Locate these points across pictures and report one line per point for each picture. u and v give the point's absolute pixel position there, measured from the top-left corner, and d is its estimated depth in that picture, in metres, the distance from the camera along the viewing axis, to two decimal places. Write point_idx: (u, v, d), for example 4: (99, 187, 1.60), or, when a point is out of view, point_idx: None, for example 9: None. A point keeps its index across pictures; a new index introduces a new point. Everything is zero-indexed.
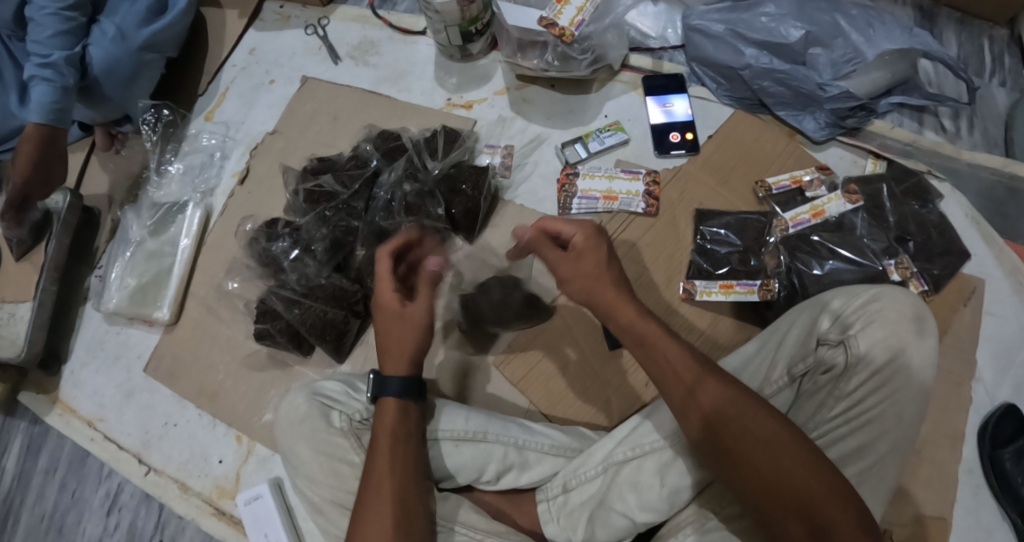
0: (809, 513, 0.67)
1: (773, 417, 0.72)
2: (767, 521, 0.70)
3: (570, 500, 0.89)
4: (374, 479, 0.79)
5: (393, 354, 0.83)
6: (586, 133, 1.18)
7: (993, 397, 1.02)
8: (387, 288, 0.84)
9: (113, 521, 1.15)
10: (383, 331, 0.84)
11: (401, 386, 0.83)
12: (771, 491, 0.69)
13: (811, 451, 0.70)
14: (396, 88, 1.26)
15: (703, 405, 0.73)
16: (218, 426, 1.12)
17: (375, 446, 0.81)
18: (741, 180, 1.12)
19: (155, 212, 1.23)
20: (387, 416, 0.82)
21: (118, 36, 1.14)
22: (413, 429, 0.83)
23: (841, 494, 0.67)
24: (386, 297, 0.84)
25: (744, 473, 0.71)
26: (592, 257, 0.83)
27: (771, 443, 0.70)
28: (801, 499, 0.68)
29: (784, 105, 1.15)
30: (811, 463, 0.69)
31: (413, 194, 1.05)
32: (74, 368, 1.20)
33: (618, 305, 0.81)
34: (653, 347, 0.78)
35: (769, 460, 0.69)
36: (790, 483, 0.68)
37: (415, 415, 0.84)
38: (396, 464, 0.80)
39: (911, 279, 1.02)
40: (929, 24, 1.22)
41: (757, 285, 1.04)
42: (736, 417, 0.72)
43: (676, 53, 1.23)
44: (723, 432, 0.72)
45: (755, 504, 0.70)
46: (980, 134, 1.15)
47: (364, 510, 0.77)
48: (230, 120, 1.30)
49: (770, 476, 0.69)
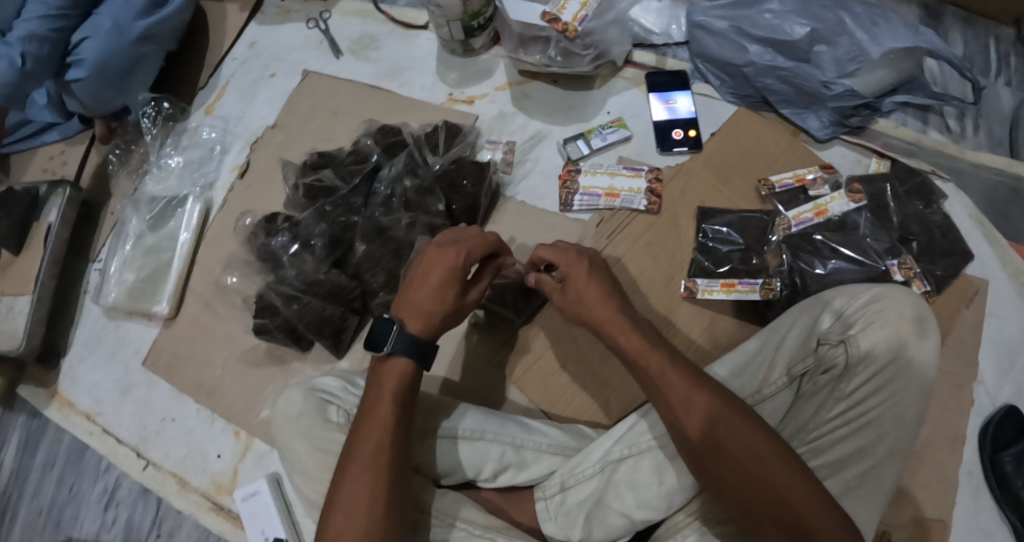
0: (791, 525, 0.67)
1: (757, 428, 0.71)
2: (752, 530, 0.70)
3: (567, 499, 0.88)
4: (365, 443, 0.75)
5: (415, 308, 0.80)
6: (588, 130, 1.17)
7: (994, 398, 1.02)
8: (454, 259, 0.80)
9: (111, 516, 1.14)
10: (424, 286, 0.81)
11: (410, 348, 0.79)
12: (752, 501, 0.69)
13: (791, 462, 0.70)
14: (397, 83, 1.25)
15: (689, 417, 0.73)
16: (216, 422, 1.11)
17: (370, 409, 0.78)
18: (744, 178, 1.11)
19: (154, 206, 1.22)
20: (389, 379, 0.79)
21: (114, 27, 1.14)
22: (413, 398, 0.79)
23: (823, 503, 0.67)
24: (446, 266, 0.80)
25: (727, 483, 0.70)
26: (581, 279, 0.83)
27: (752, 455, 0.70)
28: (782, 509, 0.68)
29: (788, 103, 1.14)
30: (792, 475, 0.69)
31: (413, 190, 1.04)
32: (73, 363, 1.19)
33: (611, 323, 0.81)
34: (639, 362, 0.78)
35: (750, 473, 0.69)
36: (771, 491, 0.68)
37: (417, 384, 0.80)
38: (391, 433, 0.76)
39: (914, 279, 1.02)
40: (935, 23, 1.22)
41: (758, 284, 1.04)
42: (722, 431, 0.71)
43: (680, 49, 1.22)
44: (707, 443, 0.72)
45: (749, 513, 0.69)
46: (984, 134, 1.15)
47: (348, 474, 0.74)
48: (229, 114, 1.29)
49: (755, 486, 0.69)
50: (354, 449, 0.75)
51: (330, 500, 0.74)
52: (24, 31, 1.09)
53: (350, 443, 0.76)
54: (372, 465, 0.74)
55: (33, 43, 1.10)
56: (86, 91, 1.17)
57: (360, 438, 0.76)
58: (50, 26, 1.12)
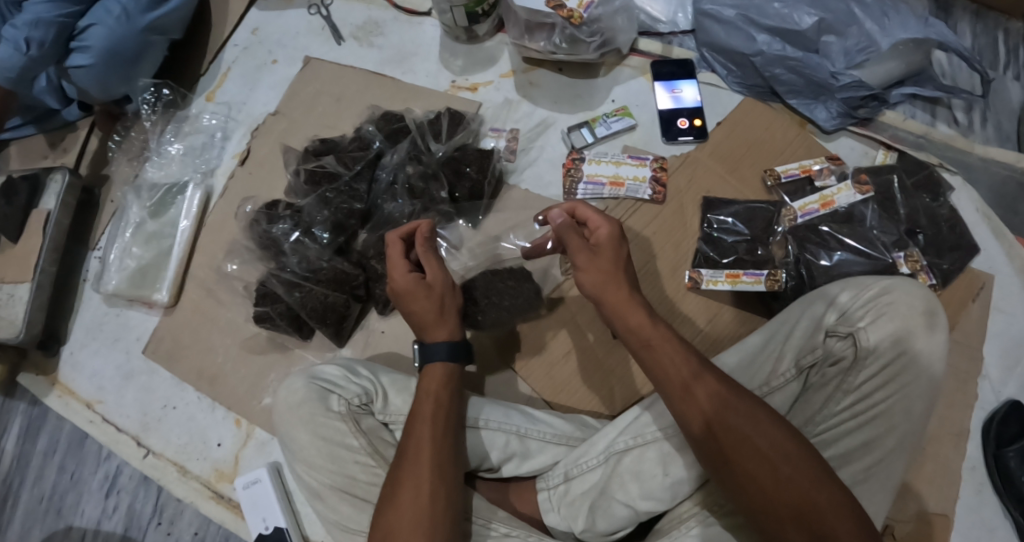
0: (808, 522, 0.67)
1: (774, 425, 0.71)
2: (765, 528, 0.69)
3: (571, 489, 0.88)
4: (416, 439, 0.78)
5: (432, 324, 0.85)
6: (592, 118, 1.16)
7: (999, 394, 1.01)
8: (402, 272, 0.85)
9: (112, 503, 1.14)
10: (417, 310, 0.85)
11: (449, 350, 0.84)
12: (769, 500, 0.68)
13: (812, 459, 0.69)
14: (401, 70, 1.24)
15: (704, 409, 0.72)
16: (217, 410, 1.11)
17: (416, 410, 0.81)
18: (751, 168, 1.11)
19: (155, 193, 1.20)
20: (430, 383, 0.83)
21: (123, 15, 1.13)
22: (455, 400, 0.83)
23: (841, 501, 0.67)
24: (405, 281, 0.85)
25: (741, 479, 0.70)
26: (603, 260, 0.82)
27: (770, 451, 0.69)
28: (801, 506, 0.67)
29: (795, 93, 1.13)
30: (814, 474, 0.68)
31: (418, 176, 1.07)
32: (74, 349, 1.18)
33: (625, 309, 0.80)
34: (656, 350, 0.77)
35: (767, 469, 0.69)
36: (792, 487, 0.68)
37: (458, 387, 0.84)
38: (440, 429, 0.79)
39: (920, 272, 1.01)
40: (944, 15, 1.20)
41: (764, 275, 1.02)
42: (737, 426, 0.70)
43: (686, 38, 1.21)
44: (723, 438, 0.71)
45: (756, 512, 0.69)
46: (993, 128, 1.13)
47: (404, 472, 0.76)
48: (231, 100, 1.28)
49: (773, 483, 0.68)
50: (409, 449, 0.78)
51: (387, 497, 0.76)
52: (31, 15, 1.08)
53: (405, 442, 0.79)
54: (422, 461, 0.77)
55: (39, 27, 1.09)
56: (89, 79, 1.15)
57: (413, 437, 0.79)
58: (58, 11, 1.10)
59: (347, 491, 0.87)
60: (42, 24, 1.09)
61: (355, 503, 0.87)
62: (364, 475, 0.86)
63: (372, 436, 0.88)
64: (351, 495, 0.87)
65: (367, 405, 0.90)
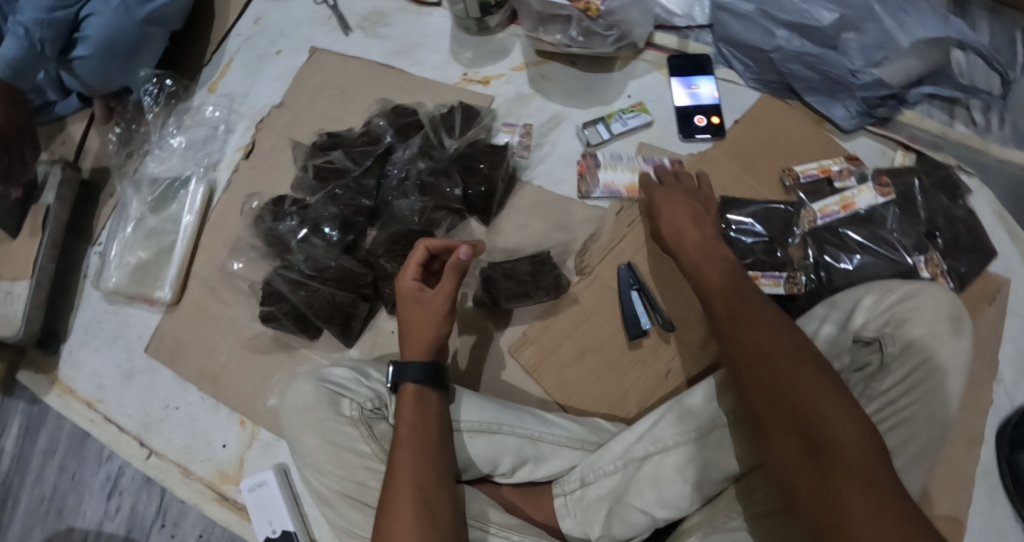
0: (805, 424, 0.65)
1: (807, 356, 0.69)
2: (785, 466, 0.66)
3: (587, 494, 0.86)
4: (398, 470, 0.77)
5: (412, 340, 0.85)
6: (608, 114, 1.14)
7: (1013, 398, 1.00)
8: (407, 276, 0.86)
9: (114, 504, 1.11)
10: (406, 318, 0.86)
11: (422, 374, 0.82)
12: (790, 428, 0.66)
13: (842, 398, 0.66)
14: (408, 61, 1.21)
15: (738, 307, 0.77)
16: (220, 410, 1.08)
17: (397, 437, 0.80)
18: (768, 167, 1.09)
19: (156, 187, 1.17)
20: (407, 404, 0.81)
21: (121, 5, 1.08)
22: (436, 417, 0.81)
23: (848, 411, 0.65)
24: (405, 286, 0.86)
25: (749, 372, 0.71)
26: (671, 193, 0.97)
27: (780, 356, 0.70)
28: (800, 410, 0.66)
29: (813, 90, 1.11)
30: (839, 411, 0.65)
31: (428, 172, 1.04)
32: (73, 347, 1.15)
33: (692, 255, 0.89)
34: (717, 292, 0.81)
35: (792, 398, 0.67)
36: (794, 389, 0.67)
37: (435, 403, 0.83)
38: (421, 450, 0.78)
39: (940, 277, 0.99)
40: (961, 12, 1.19)
41: (783, 277, 1.00)
42: (770, 353, 0.70)
43: (703, 32, 1.18)
44: (755, 363, 0.71)
45: (776, 444, 0.67)
46: (1011, 128, 1.11)
47: (391, 503, 0.75)
48: (233, 92, 1.25)
49: (779, 378, 0.68)
50: (391, 476, 0.77)
51: (378, 530, 0.75)
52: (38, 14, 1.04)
53: (388, 473, 0.78)
54: (403, 488, 0.76)
55: (49, 27, 1.05)
56: (89, 71, 1.12)
57: (394, 464, 0.78)
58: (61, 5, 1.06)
59: (359, 499, 0.85)
60: (48, 22, 1.05)
61: (365, 510, 0.85)
62: (375, 482, 0.85)
63: (383, 441, 0.86)
64: (362, 502, 0.85)
65: (379, 409, 0.88)
